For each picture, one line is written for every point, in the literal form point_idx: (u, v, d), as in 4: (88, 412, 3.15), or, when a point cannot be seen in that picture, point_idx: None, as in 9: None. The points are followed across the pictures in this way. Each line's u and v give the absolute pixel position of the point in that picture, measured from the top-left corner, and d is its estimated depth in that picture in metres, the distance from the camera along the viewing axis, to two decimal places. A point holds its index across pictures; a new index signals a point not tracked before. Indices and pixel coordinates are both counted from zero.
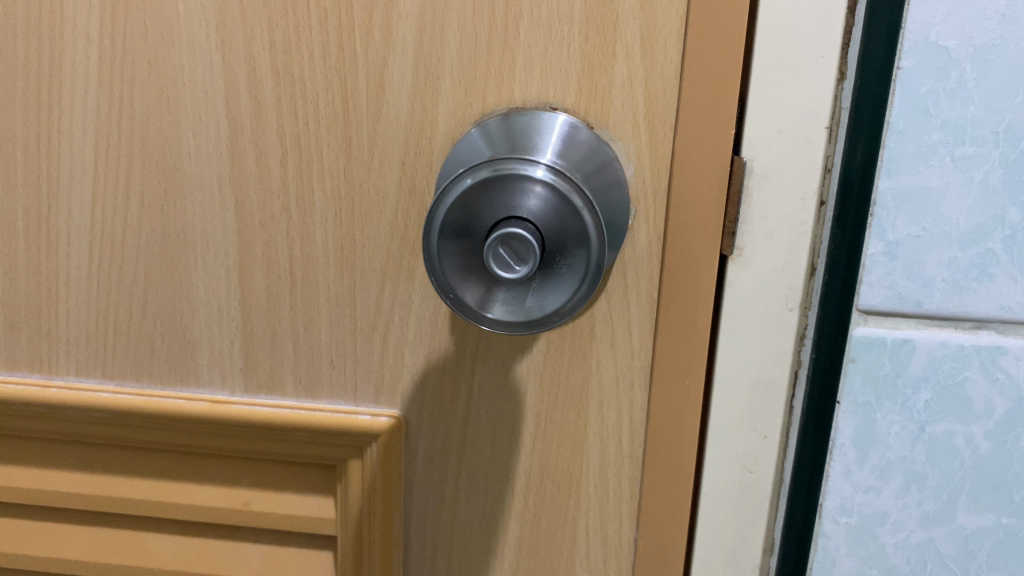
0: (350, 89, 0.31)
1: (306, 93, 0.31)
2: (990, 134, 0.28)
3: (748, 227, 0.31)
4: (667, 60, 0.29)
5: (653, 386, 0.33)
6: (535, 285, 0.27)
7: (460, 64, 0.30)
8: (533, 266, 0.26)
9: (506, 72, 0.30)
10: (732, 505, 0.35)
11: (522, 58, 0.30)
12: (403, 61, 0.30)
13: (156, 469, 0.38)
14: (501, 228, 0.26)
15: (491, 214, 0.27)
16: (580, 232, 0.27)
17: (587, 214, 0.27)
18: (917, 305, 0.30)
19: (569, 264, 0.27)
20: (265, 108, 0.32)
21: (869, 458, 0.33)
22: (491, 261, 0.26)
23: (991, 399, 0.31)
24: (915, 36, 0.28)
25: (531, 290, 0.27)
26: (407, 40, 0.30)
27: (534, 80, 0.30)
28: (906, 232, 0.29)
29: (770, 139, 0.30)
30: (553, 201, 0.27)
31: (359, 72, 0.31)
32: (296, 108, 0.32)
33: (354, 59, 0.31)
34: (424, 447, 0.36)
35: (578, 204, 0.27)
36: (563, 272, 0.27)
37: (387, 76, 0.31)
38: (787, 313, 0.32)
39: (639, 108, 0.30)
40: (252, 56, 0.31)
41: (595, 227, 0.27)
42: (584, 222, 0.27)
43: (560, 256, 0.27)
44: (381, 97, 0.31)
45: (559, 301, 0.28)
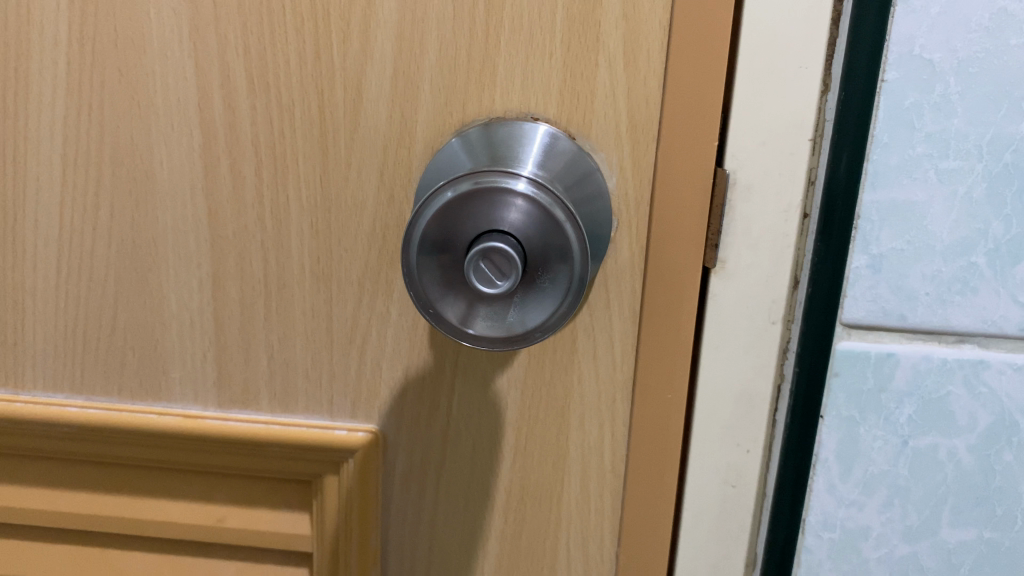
0: (327, 98, 0.30)
1: (281, 101, 0.30)
2: (973, 147, 0.28)
3: (731, 239, 0.30)
4: (650, 70, 0.29)
5: (636, 400, 0.33)
6: (516, 301, 0.27)
7: (440, 73, 0.30)
8: (514, 280, 0.26)
9: (487, 81, 0.30)
10: (715, 520, 0.34)
11: (503, 68, 0.30)
12: (381, 70, 0.30)
13: (127, 486, 0.37)
14: (483, 242, 0.26)
15: (472, 227, 0.26)
16: (563, 246, 0.26)
17: (570, 227, 0.26)
18: (900, 318, 0.30)
19: (551, 278, 0.27)
20: (239, 115, 0.31)
21: (853, 473, 0.32)
22: (472, 276, 0.26)
23: (974, 412, 0.31)
24: (900, 48, 0.27)
25: (512, 305, 0.27)
26: (386, 48, 0.30)
27: (516, 90, 0.30)
28: (890, 245, 0.29)
29: (753, 151, 0.29)
30: (535, 214, 0.26)
31: (337, 80, 0.30)
32: (271, 116, 0.31)
33: (331, 67, 0.30)
34: (402, 463, 0.35)
35: (561, 218, 0.26)
36: (544, 285, 0.27)
37: (365, 84, 0.30)
38: (769, 326, 0.31)
39: (622, 118, 0.30)
40: (226, 63, 0.30)
41: (578, 240, 0.27)
42: (566, 236, 0.26)
43: (543, 270, 0.27)
44: (359, 105, 0.30)
45: (542, 315, 0.27)
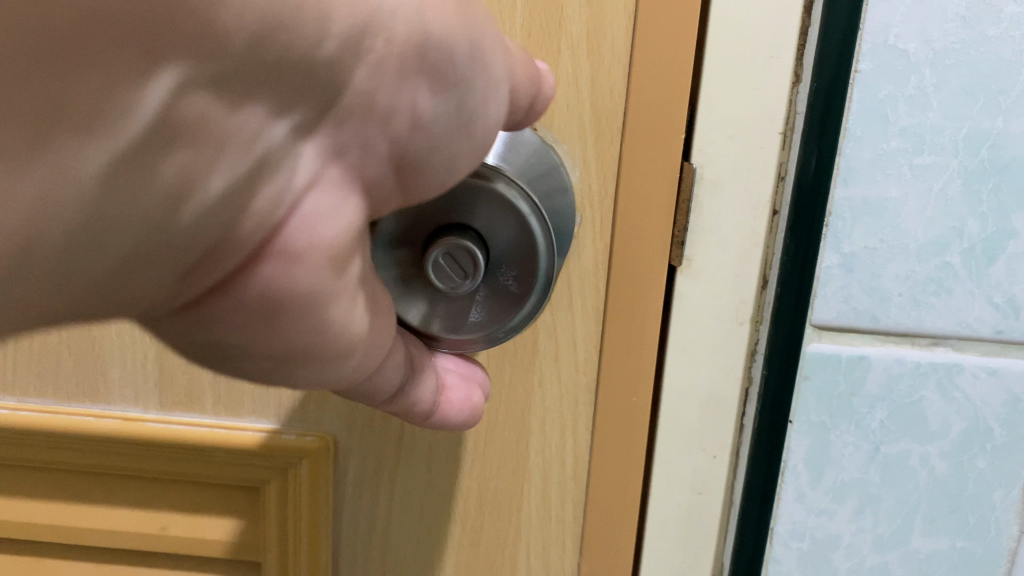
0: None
1: None
2: (949, 142, 0.27)
3: (698, 236, 0.29)
4: (615, 58, 0.27)
5: (599, 404, 0.31)
6: (479, 299, 0.26)
7: None
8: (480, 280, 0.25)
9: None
10: (681, 528, 0.33)
11: None
12: None
13: (65, 493, 0.35)
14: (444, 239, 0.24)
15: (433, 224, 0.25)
16: (528, 243, 0.26)
17: (536, 219, 0.25)
18: (873, 320, 0.29)
19: (516, 275, 0.26)
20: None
21: (823, 480, 0.31)
22: (434, 273, 0.25)
23: (947, 418, 0.30)
24: (874, 38, 0.26)
25: (475, 305, 0.26)
26: None
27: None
28: (863, 244, 0.28)
29: (721, 145, 0.28)
30: (496, 208, 0.25)
31: None
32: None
33: None
34: (354, 470, 0.33)
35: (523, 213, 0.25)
36: (509, 282, 0.26)
37: None
38: (737, 327, 0.30)
39: (584, 109, 0.28)
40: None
41: (543, 234, 0.26)
42: (532, 230, 0.25)
43: (506, 266, 0.26)
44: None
45: (506, 315, 0.26)
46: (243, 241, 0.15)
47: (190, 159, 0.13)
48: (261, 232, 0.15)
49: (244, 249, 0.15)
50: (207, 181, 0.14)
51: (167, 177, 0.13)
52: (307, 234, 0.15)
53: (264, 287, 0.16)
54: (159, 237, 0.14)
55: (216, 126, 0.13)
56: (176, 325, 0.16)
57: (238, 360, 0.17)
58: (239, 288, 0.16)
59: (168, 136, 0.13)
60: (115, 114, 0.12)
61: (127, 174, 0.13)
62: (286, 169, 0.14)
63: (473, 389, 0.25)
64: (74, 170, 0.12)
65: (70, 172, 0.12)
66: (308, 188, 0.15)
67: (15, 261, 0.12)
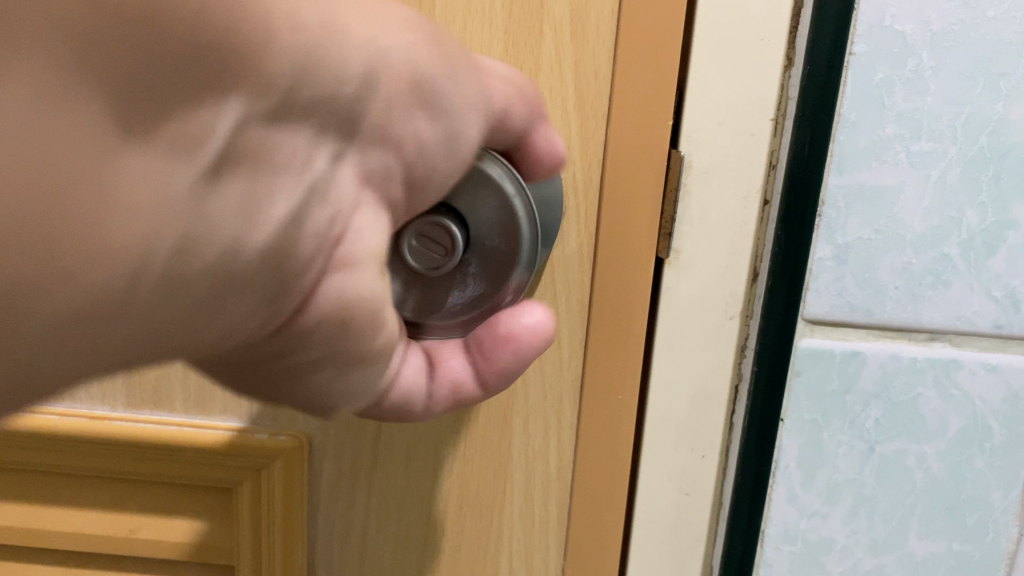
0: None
1: None
2: (947, 129, 0.26)
3: (686, 227, 0.28)
4: (600, 40, 0.26)
5: (585, 403, 0.30)
6: (472, 273, 0.25)
7: None
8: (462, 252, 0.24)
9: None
10: (669, 530, 0.32)
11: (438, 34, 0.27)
12: None
13: (29, 495, 0.34)
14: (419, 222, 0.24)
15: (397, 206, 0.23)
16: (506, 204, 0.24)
17: (506, 179, 0.23)
18: (867, 314, 0.28)
19: (501, 240, 0.24)
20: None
21: (816, 481, 0.30)
22: (415, 258, 0.24)
23: (945, 416, 0.29)
24: (869, 19, 0.25)
25: (470, 280, 0.25)
26: None
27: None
28: (857, 234, 0.27)
29: (710, 130, 0.27)
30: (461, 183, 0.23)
31: None
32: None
33: None
34: (329, 470, 0.32)
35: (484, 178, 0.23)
36: (496, 249, 0.24)
37: None
38: (727, 322, 0.29)
39: (568, 93, 0.27)
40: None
41: (518, 192, 0.24)
42: (505, 191, 0.23)
43: (489, 235, 0.24)
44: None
45: (505, 284, 0.25)
46: (313, 262, 0.18)
47: (250, 176, 0.16)
48: (317, 261, 0.18)
49: (307, 281, 0.18)
50: (272, 205, 0.16)
51: (235, 198, 0.16)
52: (363, 236, 0.19)
53: (330, 302, 0.18)
54: (238, 255, 0.16)
55: (265, 151, 0.16)
56: (274, 365, 0.19)
57: (318, 375, 0.20)
58: (309, 314, 0.18)
59: (234, 159, 0.15)
60: (189, 137, 0.14)
61: (206, 201, 0.15)
62: (333, 195, 0.18)
63: (509, 320, 0.23)
64: (171, 186, 0.15)
65: (168, 187, 0.15)
66: (355, 206, 0.18)
67: (135, 274, 0.15)
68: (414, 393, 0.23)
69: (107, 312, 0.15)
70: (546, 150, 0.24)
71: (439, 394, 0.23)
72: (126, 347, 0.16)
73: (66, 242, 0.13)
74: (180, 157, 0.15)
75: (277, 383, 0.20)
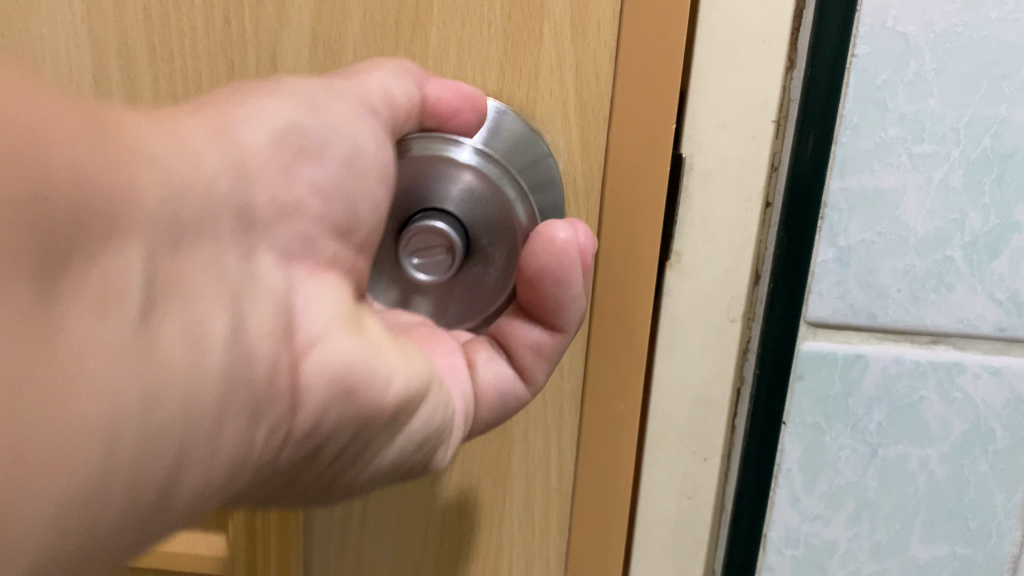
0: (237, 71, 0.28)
1: (183, 69, 0.28)
2: (950, 131, 0.26)
3: (687, 230, 0.28)
4: (600, 43, 0.26)
5: (585, 412, 0.30)
6: (487, 242, 0.25)
7: (364, 42, 0.27)
8: (461, 248, 0.24)
9: (417, 55, 0.27)
10: (670, 534, 0.32)
11: (436, 36, 0.27)
12: (298, 37, 0.27)
13: None
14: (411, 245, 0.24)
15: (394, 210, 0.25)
16: (497, 196, 0.25)
17: (426, 141, 0.24)
18: (870, 317, 0.28)
19: (475, 193, 0.25)
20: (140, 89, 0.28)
21: (818, 485, 0.30)
22: (436, 271, 0.25)
23: (947, 419, 0.29)
24: (872, 20, 0.25)
25: (493, 252, 0.25)
26: (303, 12, 0.27)
27: (449, 65, 0.27)
28: (859, 237, 0.27)
29: (711, 133, 0.27)
30: (450, 177, 0.24)
31: (247, 48, 0.27)
32: (173, 88, 0.28)
33: (240, 32, 0.27)
34: None
35: (469, 169, 0.25)
36: (477, 205, 0.25)
37: (280, 54, 0.27)
38: (729, 324, 0.29)
39: (568, 98, 0.27)
40: (120, 32, 0.28)
41: (444, 146, 0.24)
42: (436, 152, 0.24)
43: (464, 199, 0.25)
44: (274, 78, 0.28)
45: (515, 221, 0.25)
46: (280, 361, 0.18)
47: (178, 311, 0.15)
48: (281, 360, 0.18)
49: (283, 386, 0.18)
50: (207, 322, 0.16)
51: (178, 325, 0.15)
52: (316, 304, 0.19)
53: (320, 388, 0.19)
54: (204, 388, 0.16)
55: (182, 273, 0.15)
56: (334, 468, 0.20)
57: (360, 459, 0.21)
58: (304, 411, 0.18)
59: (154, 290, 0.15)
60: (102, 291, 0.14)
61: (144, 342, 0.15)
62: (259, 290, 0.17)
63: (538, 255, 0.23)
64: (111, 346, 0.14)
65: (111, 352, 0.14)
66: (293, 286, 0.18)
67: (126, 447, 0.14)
68: (514, 383, 0.25)
69: (95, 492, 0.14)
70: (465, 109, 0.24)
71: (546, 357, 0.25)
72: (156, 514, 0.16)
73: (47, 429, 0.13)
74: (107, 307, 0.14)
75: (316, 481, 0.21)
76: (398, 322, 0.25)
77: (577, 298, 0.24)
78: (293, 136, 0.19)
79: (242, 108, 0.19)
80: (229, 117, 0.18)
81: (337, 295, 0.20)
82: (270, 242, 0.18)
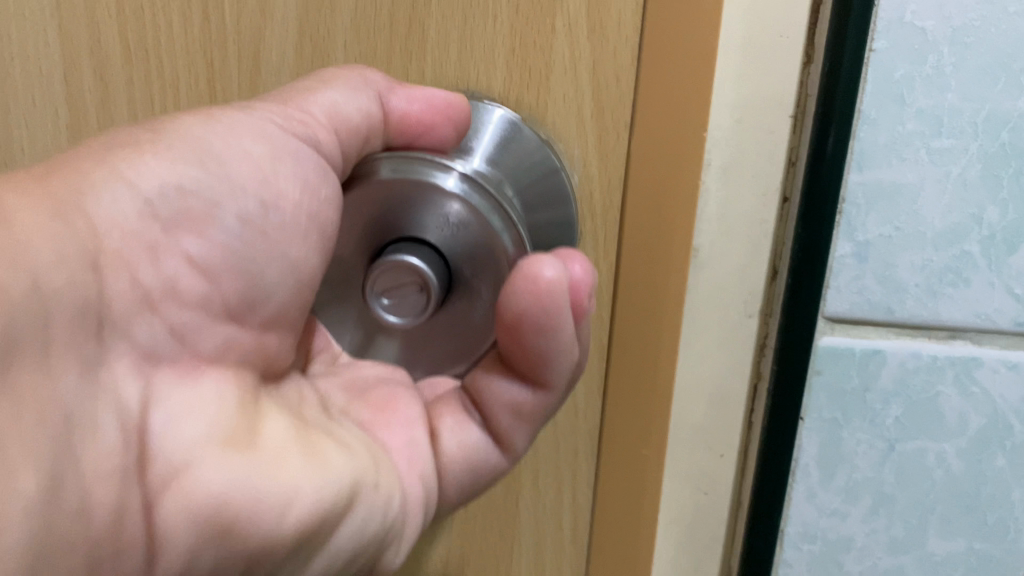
0: (218, 69, 0.28)
1: (159, 71, 0.28)
2: (968, 125, 0.26)
3: (705, 226, 0.28)
4: (621, 37, 0.26)
5: (608, 418, 0.29)
6: (470, 270, 0.24)
7: (356, 38, 0.27)
8: (436, 286, 0.23)
9: (414, 49, 0.27)
10: (684, 530, 0.32)
11: (434, 32, 0.27)
12: (283, 33, 0.27)
13: None
14: (383, 279, 0.23)
15: (375, 241, 0.24)
16: (481, 224, 0.23)
17: (395, 165, 0.24)
18: (888, 312, 0.28)
19: (450, 220, 0.23)
20: (113, 87, 0.29)
21: (835, 480, 0.30)
22: (415, 308, 0.23)
23: (964, 414, 0.29)
24: (890, 14, 0.25)
25: (477, 282, 0.24)
26: (288, 8, 0.27)
27: (452, 62, 0.27)
28: (877, 232, 0.27)
29: (729, 128, 0.27)
30: (430, 206, 0.23)
31: (229, 46, 0.28)
32: (149, 85, 0.29)
33: (223, 30, 0.27)
34: None
35: (450, 197, 0.23)
36: (453, 229, 0.24)
37: (263, 51, 0.28)
38: (746, 320, 0.29)
39: (583, 99, 0.27)
40: (96, 27, 0.28)
41: (416, 168, 0.23)
42: (406, 177, 0.23)
43: (441, 227, 0.24)
44: (254, 73, 0.28)
45: (496, 246, 0.23)
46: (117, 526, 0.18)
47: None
48: (130, 502, 0.18)
49: (133, 532, 0.19)
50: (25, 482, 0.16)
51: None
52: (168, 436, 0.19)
53: (187, 524, 0.19)
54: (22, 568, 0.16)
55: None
56: None
57: None
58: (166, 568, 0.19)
59: None
60: None
61: None
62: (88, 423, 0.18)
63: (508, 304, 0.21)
64: None
65: None
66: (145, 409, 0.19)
67: None
68: (487, 447, 0.25)
69: None
70: (433, 112, 0.24)
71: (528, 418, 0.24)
72: None
73: None
74: None
75: None
76: (356, 379, 0.26)
77: (567, 344, 0.22)
78: (172, 201, 0.20)
79: (106, 173, 0.19)
80: (81, 191, 0.18)
81: (224, 421, 0.20)
82: (126, 341, 0.19)
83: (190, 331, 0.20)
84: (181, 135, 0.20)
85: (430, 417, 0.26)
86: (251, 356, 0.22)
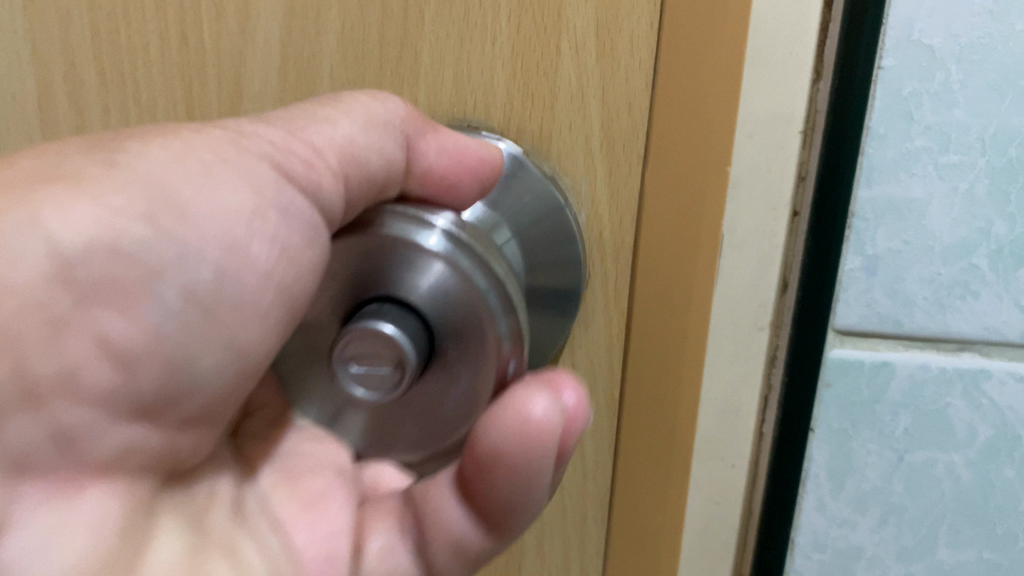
0: (197, 94, 0.26)
1: (139, 99, 0.27)
2: (975, 141, 0.26)
3: None
4: (633, 61, 0.24)
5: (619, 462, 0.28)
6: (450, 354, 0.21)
7: (343, 59, 0.25)
8: (413, 364, 0.20)
9: (408, 73, 0.25)
10: (696, 540, 0.32)
11: (428, 55, 0.25)
12: (265, 55, 0.26)
13: None
14: (353, 349, 0.20)
15: (352, 302, 0.22)
16: (470, 296, 0.20)
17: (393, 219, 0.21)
18: (897, 324, 0.28)
19: (437, 291, 0.20)
20: (89, 114, 0.27)
21: (845, 490, 0.30)
22: (383, 382, 0.20)
23: (973, 425, 0.29)
24: (897, 32, 0.25)
25: (456, 368, 0.21)
26: (270, 27, 0.25)
27: (449, 89, 0.25)
28: (886, 246, 0.27)
29: (738, 144, 0.27)
30: (415, 266, 0.20)
31: (211, 70, 0.26)
32: (125, 112, 0.27)
33: (203, 54, 0.26)
34: None
35: (434, 256, 0.20)
36: (438, 303, 0.21)
37: (245, 74, 0.26)
38: (757, 333, 0.29)
39: (591, 128, 0.25)
40: (70, 49, 0.27)
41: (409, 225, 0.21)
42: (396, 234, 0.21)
43: (427, 300, 0.21)
44: (235, 99, 0.26)
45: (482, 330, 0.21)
46: None
47: None
48: None
49: None
50: None
51: None
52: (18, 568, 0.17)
53: None
54: None
55: None
56: None
57: None
58: None
59: None
60: None
61: None
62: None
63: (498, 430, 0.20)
64: None
65: None
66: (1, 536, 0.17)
67: None
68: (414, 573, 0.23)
69: None
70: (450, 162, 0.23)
71: (468, 552, 0.23)
72: None
73: None
74: None
75: None
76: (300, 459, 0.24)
77: (539, 497, 0.21)
78: (93, 265, 0.18)
79: (23, 215, 0.17)
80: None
81: (104, 557, 0.18)
82: None
83: (83, 434, 0.18)
84: (133, 167, 0.18)
85: (359, 527, 0.24)
86: (163, 454, 0.20)
